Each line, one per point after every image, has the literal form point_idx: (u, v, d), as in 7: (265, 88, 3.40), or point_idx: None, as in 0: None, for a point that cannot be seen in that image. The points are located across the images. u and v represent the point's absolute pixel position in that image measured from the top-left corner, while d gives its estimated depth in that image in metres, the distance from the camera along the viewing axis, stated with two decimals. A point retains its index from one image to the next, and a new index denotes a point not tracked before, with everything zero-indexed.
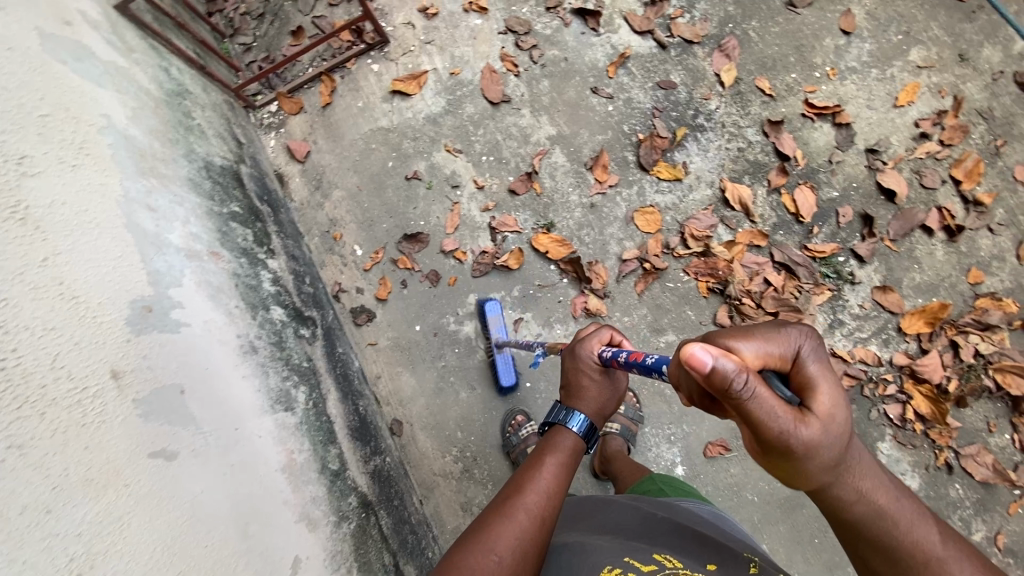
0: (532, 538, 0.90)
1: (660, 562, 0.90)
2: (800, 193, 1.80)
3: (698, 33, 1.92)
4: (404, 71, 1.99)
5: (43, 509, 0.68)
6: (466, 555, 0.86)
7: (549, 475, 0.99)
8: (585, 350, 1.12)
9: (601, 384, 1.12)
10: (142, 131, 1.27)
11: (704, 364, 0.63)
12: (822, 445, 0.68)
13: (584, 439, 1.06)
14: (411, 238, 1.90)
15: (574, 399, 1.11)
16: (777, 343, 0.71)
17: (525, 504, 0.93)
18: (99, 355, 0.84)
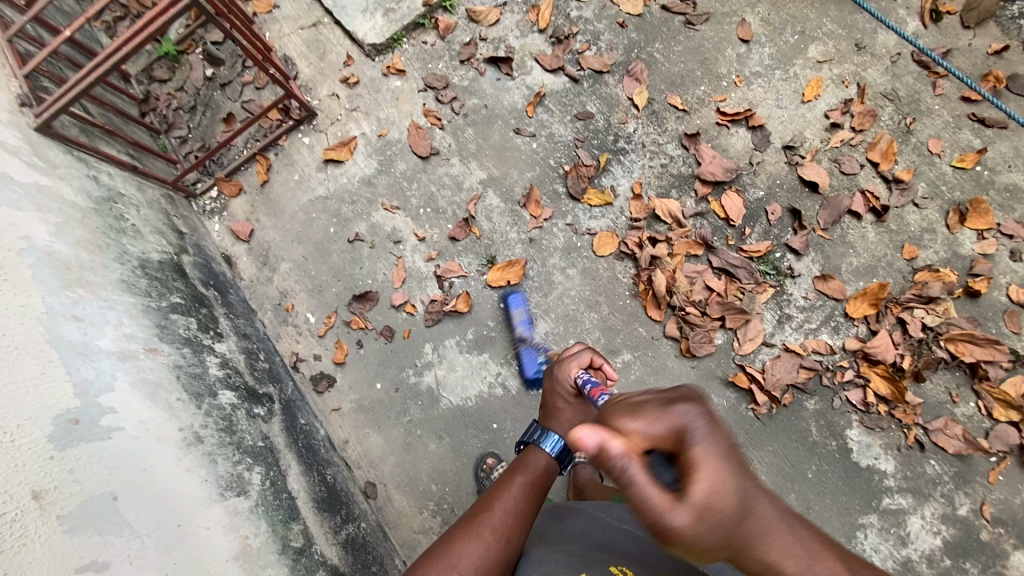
0: (497, 553, 0.94)
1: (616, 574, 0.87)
2: (727, 198, 1.85)
3: (606, 62, 2.00)
4: (334, 140, 2.07)
5: None
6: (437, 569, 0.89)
7: (513, 498, 1.03)
8: (561, 372, 1.22)
9: (574, 407, 1.21)
10: (67, 244, 1.31)
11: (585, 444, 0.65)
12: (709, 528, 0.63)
13: (555, 460, 1.15)
14: (361, 297, 1.94)
15: (549, 420, 1.21)
16: (668, 417, 0.69)
17: (492, 524, 0.97)
18: (18, 479, 0.85)
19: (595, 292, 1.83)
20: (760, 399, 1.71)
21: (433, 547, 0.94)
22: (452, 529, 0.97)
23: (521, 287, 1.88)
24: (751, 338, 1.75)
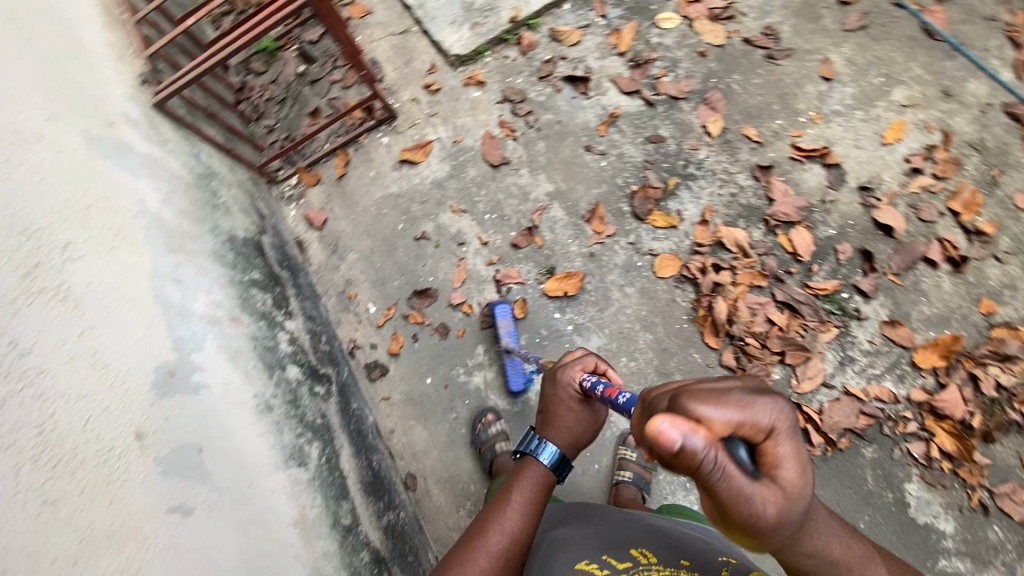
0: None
1: (636, 557, 1.01)
2: (796, 233, 1.83)
3: (683, 89, 2.03)
4: (411, 141, 2.16)
5: (71, 561, 0.72)
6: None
7: (516, 514, 1.10)
8: (564, 377, 1.19)
9: (578, 414, 1.19)
10: (172, 212, 1.40)
11: (674, 443, 0.64)
12: (780, 510, 0.70)
13: (553, 471, 1.17)
14: (422, 293, 2.00)
15: (550, 427, 1.19)
16: (751, 416, 0.70)
17: (489, 544, 1.06)
18: (125, 418, 0.92)
19: (652, 313, 1.84)
20: (815, 440, 1.67)
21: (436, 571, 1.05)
22: (452, 553, 1.07)
23: (578, 300, 1.89)
24: (810, 377, 1.72)
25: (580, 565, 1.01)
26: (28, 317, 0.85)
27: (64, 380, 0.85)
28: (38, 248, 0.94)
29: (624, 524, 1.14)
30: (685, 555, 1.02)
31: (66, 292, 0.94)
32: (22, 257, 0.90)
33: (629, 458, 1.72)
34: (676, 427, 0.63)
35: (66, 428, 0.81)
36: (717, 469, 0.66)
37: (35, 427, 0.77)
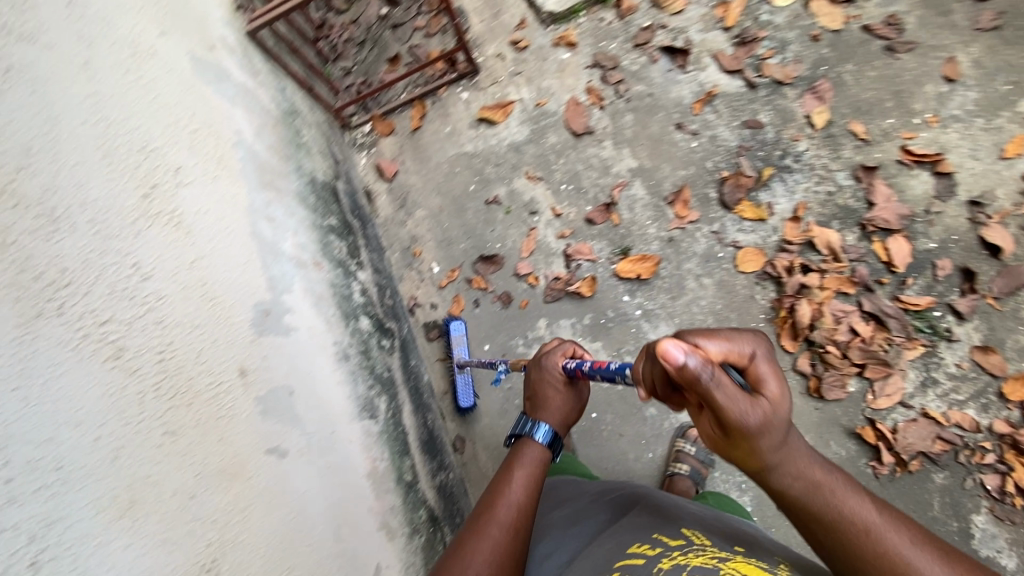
0: (506, 548, 1.02)
1: (688, 539, 1.01)
2: (894, 242, 1.73)
3: (790, 74, 1.90)
4: (491, 100, 2.07)
5: (189, 495, 0.70)
6: (454, 563, 0.99)
7: (519, 487, 1.11)
8: (548, 362, 1.29)
9: (564, 395, 1.26)
10: (265, 146, 1.36)
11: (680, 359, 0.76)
12: (770, 424, 0.80)
13: (550, 448, 1.20)
14: (487, 259, 1.95)
15: (539, 409, 1.25)
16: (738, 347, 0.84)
17: (499, 517, 1.05)
18: (231, 353, 0.89)
19: (728, 308, 1.77)
20: (885, 459, 1.61)
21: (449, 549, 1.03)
22: (463, 528, 1.06)
23: (650, 284, 1.82)
24: (887, 394, 1.65)
25: (632, 547, 0.98)
26: (148, 239, 0.81)
27: (179, 309, 0.82)
28: (154, 168, 0.90)
29: (671, 511, 1.12)
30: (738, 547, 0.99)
31: (178, 219, 0.91)
32: (142, 175, 0.86)
33: (687, 451, 1.68)
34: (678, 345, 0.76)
35: (182, 359, 0.78)
36: (715, 381, 0.77)
37: (157, 355, 0.74)
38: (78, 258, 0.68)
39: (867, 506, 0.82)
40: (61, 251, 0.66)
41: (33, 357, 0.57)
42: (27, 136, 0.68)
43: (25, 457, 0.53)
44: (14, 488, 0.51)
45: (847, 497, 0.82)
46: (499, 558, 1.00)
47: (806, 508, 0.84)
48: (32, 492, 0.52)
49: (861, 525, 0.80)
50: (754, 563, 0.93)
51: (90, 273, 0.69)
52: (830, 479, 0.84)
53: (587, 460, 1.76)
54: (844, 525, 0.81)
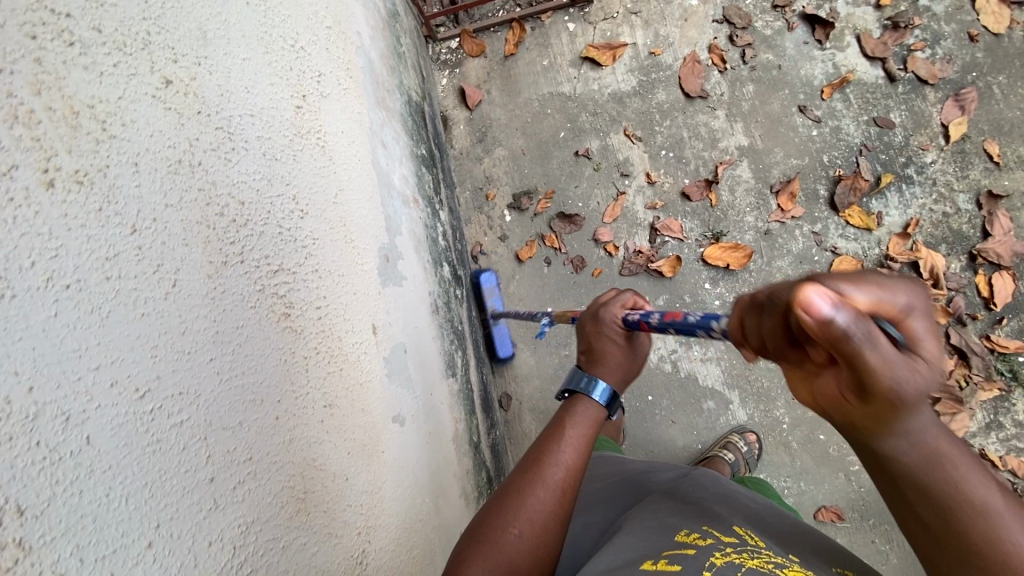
0: (554, 515, 0.76)
1: (741, 536, 0.78)
2: (999, 278, 1.63)
3: (936, 73, 1.72)
4: (600, 38, 1.85)
5: (344, 477, 0.61)
6: (491, 528, 0.74)
7: (572, 448, 0.82)
8: (605, 311, 0.93)
9: (628, 351, 0.92)
10: (377, 54, 1.18)
11: (825, 315, 0.42)
12: (923, 402, 0.46)
13: (608, 409, 0.88)
14: (566, 217, 1.79)
15: (596, 363, 0.91)
16: (889, 294, 0.46)
17: (546, 477, 0.78)
18: (366, 308, 0.78)
19: None
20: None
21: (481, 514, 0.78)
22: (502, 484, 0.80)
23: (736, 276, 1.71)
24: (951, 430, 1.60)
25: (677, 535, 0.77)
26: (303, 164, 0.68)
27: (328, 254, 0.70)
28: (305, 73, 0.74)
29: (717, 500, 0.91)
30: (795, 550, 0.78)
31: (323, 139, 0.76)
32: (295, 82, 0.71)
33: (737, 444, 1.61)
34: (817, 289, 0.42)
35: (334, 315, 0.67)
36: (871, 343, 0.42)
37: (317, 311, 0.63)
38: (251, 187, 0.57)
39: (992, 490, 0.51)
40: (239, 176, 0.55)
41: (223, 319, 0.49)
42: (202, 15, 0.56)
43: (224, 447, 0.47)
44: (216, 489, 0.45)
45: (972, 480, 0.50)
46: (547, 532, 0.75)
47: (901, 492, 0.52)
48: (230, 493, 0.46)
49: (982, 512, 0.50)
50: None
51: (262, 208, 0.58)
52: (953, 450, 0.51)
53: (633, 439, 1.73)
54: (953, 521, 0.51)
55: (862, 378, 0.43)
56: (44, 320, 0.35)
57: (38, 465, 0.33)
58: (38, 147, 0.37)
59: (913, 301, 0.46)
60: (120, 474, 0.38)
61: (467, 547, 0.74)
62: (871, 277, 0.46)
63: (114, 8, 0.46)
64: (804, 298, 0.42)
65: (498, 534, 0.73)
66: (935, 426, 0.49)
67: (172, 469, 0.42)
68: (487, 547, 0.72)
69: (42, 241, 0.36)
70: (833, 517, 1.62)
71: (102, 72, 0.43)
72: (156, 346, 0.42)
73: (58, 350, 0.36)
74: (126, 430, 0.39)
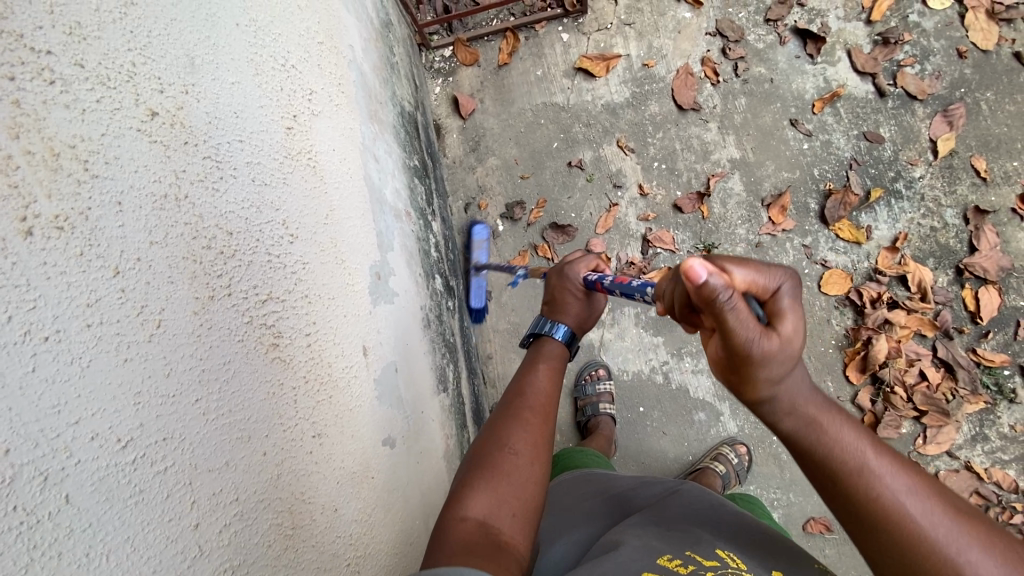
0: (541, 433, 0.77)
1: (723, 560, 0.76)
2: (985, 292, 1.65)
3: (925, 89, 1.74)
4: (594, 49, 1.85)
5: (333, 507, 0.61)
6: (486, 453, 0.73)
7: (546, 377, 0.85)
8: (569, 269, 0.98)
9: (585, 307, 0.98)
10: (369, 66, 1.17)
11: (702, 281, 0.57)
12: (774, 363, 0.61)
13: (568, 350, 0.93)
14: (559, 228, 1.78)
15: (556, 312, 0.97)
16: (761, 276, 0.62)
17: (528, 403, 0.80)
18: (356, 330, 0.77)
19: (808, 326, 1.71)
20: None
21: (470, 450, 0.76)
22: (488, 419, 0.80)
23: None
24: (937, 442, 1.62)
25: (659, 558, 0.75)
26: (293, 187, 0.67)
27: (318, 277, 0.68)
28: (296, 93, 0.73)
29: (702, 518, 0.89)
30: (777, 565, 0.78)
31: (314, 159, 0.75)
32: (285, 102, 0.70)
33: (727, 456, 1.61)
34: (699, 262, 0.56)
35: (324, 341, 0.66)
36: (734, 308, 0.57)
37: (306, 339, 0.62)
38: (240, 216, 0.56)
39: (872, 451, 0.61)
40: (227, 206, 0.54)
41: (208, 357, 0.48)
42: (190, 41, 0.55)
43: (209, 490, 0.46)
44: (201, 535, 0.44)
45: (844, 437, 0.62)
46: (541, 450, 0.75)
47: (798, 457, 0.65)
48: (215, 538, 0.46)
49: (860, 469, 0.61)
50: None
51: (251, 236, 0.57)
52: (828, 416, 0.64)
53: (625, 451, 1.73)
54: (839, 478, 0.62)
55: (726, 335, 0.59)
56: (20, 377, 0.35)
57: (14, 532, 0.33)
58: (16, 195, 0.36)
59: (778, 282, 0.62)
60: (100, 530, 0.37)
61: (466, 477, 0.71)
62: (755, 263, 0.62)
63: (96, 41, 0.45)
64: (689, 266, 0.57)
65: (493, 455, 0.73)
66: (802, 391, 0.64)
67: (154, 520, 0.41)
68: (484, 469, 0.71)
69: (19, 294, 0.35)
70: (822, 528, 1.63)
71: (84, 109, 0.43)
72: (139, 393, 0.42)
73: (36, 408, 0.35)
74: (107, 484, 0.38)
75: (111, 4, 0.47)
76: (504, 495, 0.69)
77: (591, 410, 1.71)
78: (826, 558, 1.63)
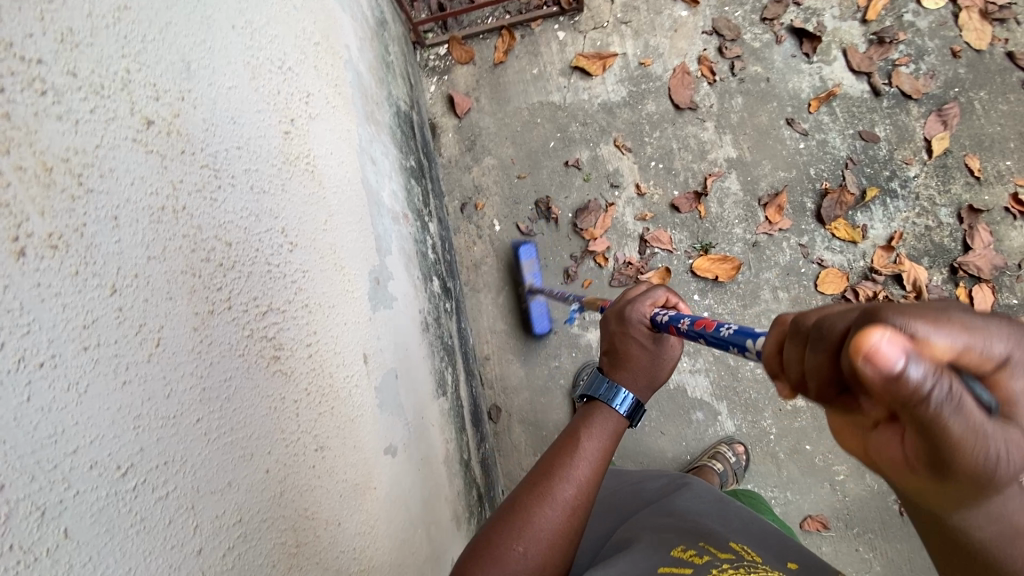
0: (559, 533, 0.76)
1: (737, 553, 0.76)
2: (979, 291, 1.66)
3: (920, 88, 1.74)
4: (591, 47, 1.84)
5: (336, 522, 0.59)
6: (496, 546, 0.75)
7: (585, 462, 0.82)
8: (632, 311, 0.89)
9: (653, 357, 0.89)
10: (365, 66, 1.15)
11: (893, 369, 0.32)
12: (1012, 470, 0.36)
13: (629, 421, 0.88)
14: (582, 209, 1.78)
15: (619, 368, 0.89)
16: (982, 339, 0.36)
17: (557, 494, 0.78)
18: (356, 338, 0.75)
19: None
20: None
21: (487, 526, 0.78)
22: (512, 496, 0.80)
23: (724, 288, 1.72)
24: None
25: (674, 550, 0.74)
26: (292, 193, 0.66)
27: (317, 285, 0.67)
28: (293, 96, 0.72)
29: (712, 513, 0.89)
30: (792, 559, 0.78)
31: (312, 163, 0.73)
32: (283, 106, 0.68)
33: (725, 455, 1.62)
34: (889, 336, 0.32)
35: (325, 350, 0.65)
36: (952, 405, 0.34)
37: (307, 349, 0.61)
38: (240, 226, 0.54)
39: None
40: (226, 215, 0.53)
41: (209, 375, 0.47)
42: (186, 45, 0.53)
43: (212, 513, 0.45)
44: (204, 558, 0.43)
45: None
46: (557, 547, 0.76)
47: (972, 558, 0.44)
48: (218, 561, 0.44)
49: None
50: None
51: (250, 246, 0.55)
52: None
53: (623, 450, 1.73)
54: None
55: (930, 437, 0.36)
56: (14, 409, 0.33)
57: (11, 572, 0.31)
58: (8, 213, 0.35)
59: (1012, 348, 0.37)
60: (101, 563, 0.36)
61: (474, 559, 0.75)
62: (958, 313, 0.38)
63: (90, 48, 0.43)
64: (867, 348, 0.32)
65: (503, 552, 0.74)
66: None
67: (157, 547, 0.40)
68: (494, 557, 0.73)
69: (12, 318, 0.34)
70: (818, 526, 1.64)
71: (78, 119, 0.41)
72: (139, 417, 0.40)
73: (31, 439, 0.34)
74: (106, 515, 0.37)
75: (104, 9, 0.45)
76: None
77: None
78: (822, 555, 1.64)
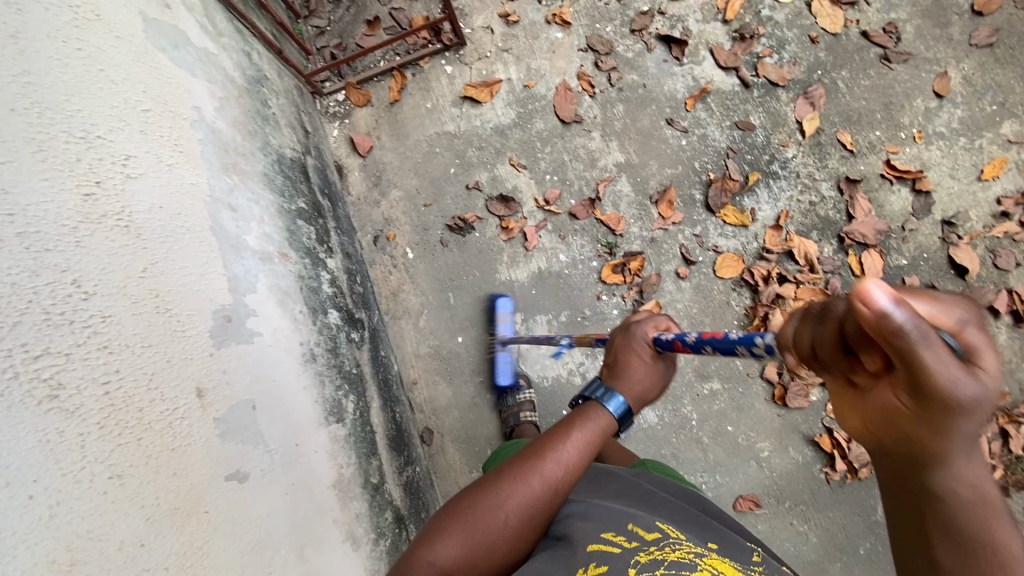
0: (541, 505, 0.82)
1: (663, 531, 0.81)
2: (868, 256, 1.74)
3: (785, 76, 1.86)
4: (477, 77, 1.96)
5: (137, 543, 0.66)
6: (474, 512, 0.81)
7: (575, 448, 0.86)
8: (637, 329, 0.96)
9: (650, 374, 0.94)
10: (226, 122, 1.24)
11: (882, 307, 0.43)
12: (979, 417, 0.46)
13: (619, 424, 0.90)
14: (502, 201, 1.87)
15: (615, 377, 0.94)
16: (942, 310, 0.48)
17: (543, 472, 0.83)
18: (187, 372, 0.82)
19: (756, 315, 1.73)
20: (837, 465, 1.68)
21: (470, 493, 0.84)
22: (498, 467, 0.86)
23: (629, 285, 1.79)
24: None
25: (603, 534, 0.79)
26: (90, 249, 0.73)
27: (127, 328, 0.74)
28: (99, 161, 0.80)
29: (647, 498, 0.91)
30: (712, 536, 0.84)
31: (127, 220, 0.81)
32: (83, 171, 0.76)
33: None
34: (876, 284, 0.43)
35: (130, 387, 0.71)
36: (927, 343, 0.43)
37: (100, 386, 0.67)
38: (4, 283, 0.61)
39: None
40: None
41: None
42: None
43: None
44: None
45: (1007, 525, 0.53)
46: (531, 519, 0.82)
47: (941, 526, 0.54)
48: None
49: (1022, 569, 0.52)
50: (731, 563, 0.77)
51: (19, 299, 0.61)
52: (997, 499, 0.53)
53: None
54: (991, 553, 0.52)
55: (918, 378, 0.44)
56: None
57: None
58: None
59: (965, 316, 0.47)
60: None
61: (442, 528, 0.81)
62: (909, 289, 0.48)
63: None
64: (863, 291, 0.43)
65: (483, 514, 0.80)
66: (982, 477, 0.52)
67: None
68: (465, 524, 0.80)
69: None
70: (750, 505, 1.68)
71: None
72: None
73: None
74: None
75: None
76: (473, 548, 0.79)
77: (514, 421, 1.70)
78: (759, 533, 1.67)
